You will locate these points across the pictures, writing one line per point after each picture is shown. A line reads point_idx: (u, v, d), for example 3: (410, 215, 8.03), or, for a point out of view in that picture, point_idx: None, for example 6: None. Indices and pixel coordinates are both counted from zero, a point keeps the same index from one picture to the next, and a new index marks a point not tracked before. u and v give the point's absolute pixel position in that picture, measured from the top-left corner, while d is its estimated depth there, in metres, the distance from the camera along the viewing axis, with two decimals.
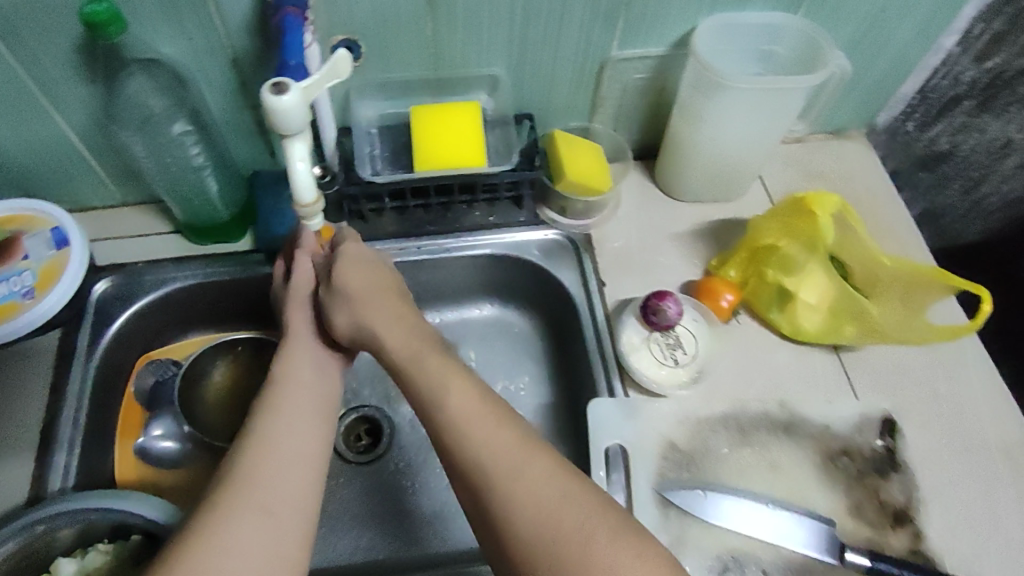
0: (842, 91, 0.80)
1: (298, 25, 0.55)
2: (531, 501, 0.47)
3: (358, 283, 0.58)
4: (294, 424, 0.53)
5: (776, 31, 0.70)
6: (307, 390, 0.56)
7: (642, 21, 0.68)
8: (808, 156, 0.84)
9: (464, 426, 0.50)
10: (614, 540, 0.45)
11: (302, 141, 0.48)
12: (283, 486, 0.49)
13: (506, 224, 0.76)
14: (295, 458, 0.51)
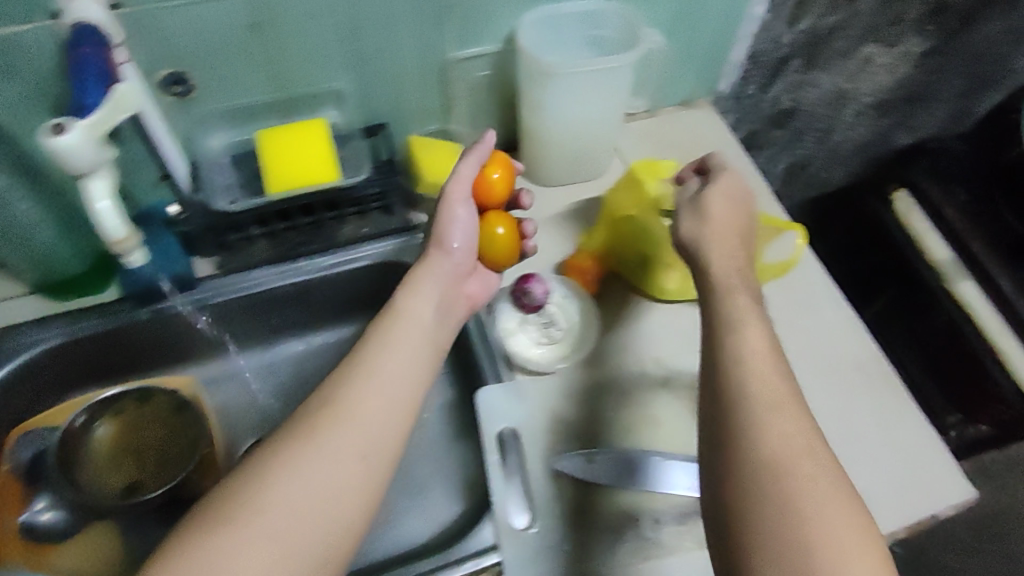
0: (679, 63, 0.85)
1: (94, 61, 0.53)
2: (774, 437, 0.43)
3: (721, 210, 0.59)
4: (396, 363, 0.53)
5: (597, 17, 0.73)
6: (420, 328, 0.57)
7: (470, 20, 0.70)
8: (659, 129, 0.89)
9: (747, 381, 0.46)
10: (809, 468, 0.42)
11: (99, 178, 0.55)
12: (354, 442, 0.48)
13: (379, 234, 0.79)
14: (379, 419, 0.49)
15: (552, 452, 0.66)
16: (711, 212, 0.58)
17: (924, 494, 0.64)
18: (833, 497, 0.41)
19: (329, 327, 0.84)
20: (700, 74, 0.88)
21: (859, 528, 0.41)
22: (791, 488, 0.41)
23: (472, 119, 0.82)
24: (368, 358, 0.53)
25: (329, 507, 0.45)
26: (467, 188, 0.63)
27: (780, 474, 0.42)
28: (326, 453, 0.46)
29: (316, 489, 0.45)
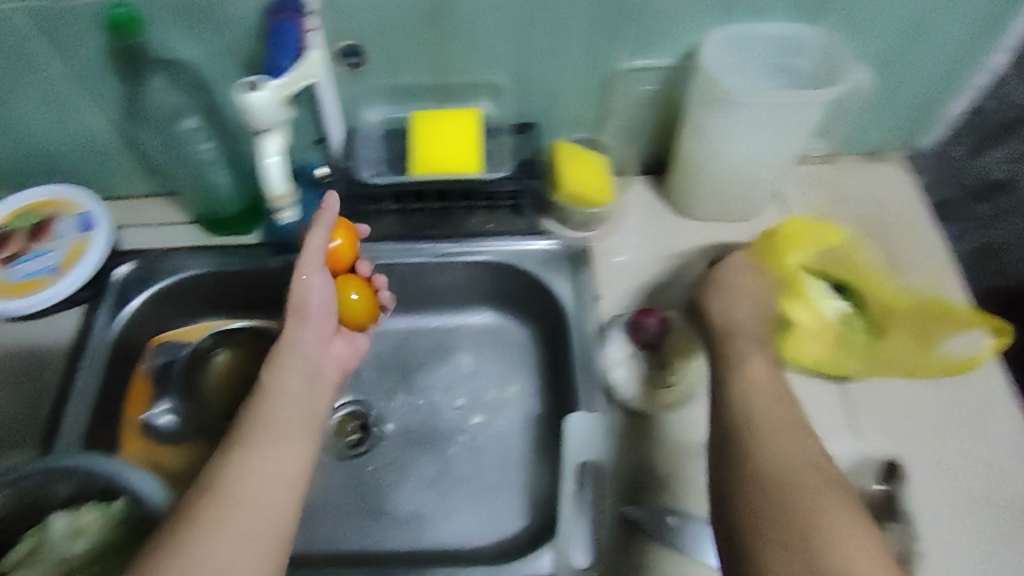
0: (877, 110, 0.75)
1: (295, 25, 0.58)
2: (765, 431, 0.49)
3: None
4: (280, 441, 0.52)
5: (795, 44, 0.68)
6: (285, 404, 0.55)
7: (649, 29, 0.67)
8: (836, 177, 0.78)
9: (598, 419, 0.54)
10: (782, 441, 0.49)
11: (276, 137, 0.53)
12: (283, 450, 0.52)
13: (505, 232, 0.76)
14: (274, 499, 0.48)
15: (630, 502, 0.61)
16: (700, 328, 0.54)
17: None
18: (803, 464, 0.47)
19: (435, 313, 0.81)
20: (898, 126, 0.77)
21: (838, 500, 0.45)
22: (771, 463, 0.47)
23: (626, 134, 0.76)
24: (275, 388, 0.56)
25: (274, 505, 0.48)
26: (316, 239, 0.63)
27: (757, 451, 0.48)
28: (264, 469, 0.50)
29: (264, 496, 0.48)
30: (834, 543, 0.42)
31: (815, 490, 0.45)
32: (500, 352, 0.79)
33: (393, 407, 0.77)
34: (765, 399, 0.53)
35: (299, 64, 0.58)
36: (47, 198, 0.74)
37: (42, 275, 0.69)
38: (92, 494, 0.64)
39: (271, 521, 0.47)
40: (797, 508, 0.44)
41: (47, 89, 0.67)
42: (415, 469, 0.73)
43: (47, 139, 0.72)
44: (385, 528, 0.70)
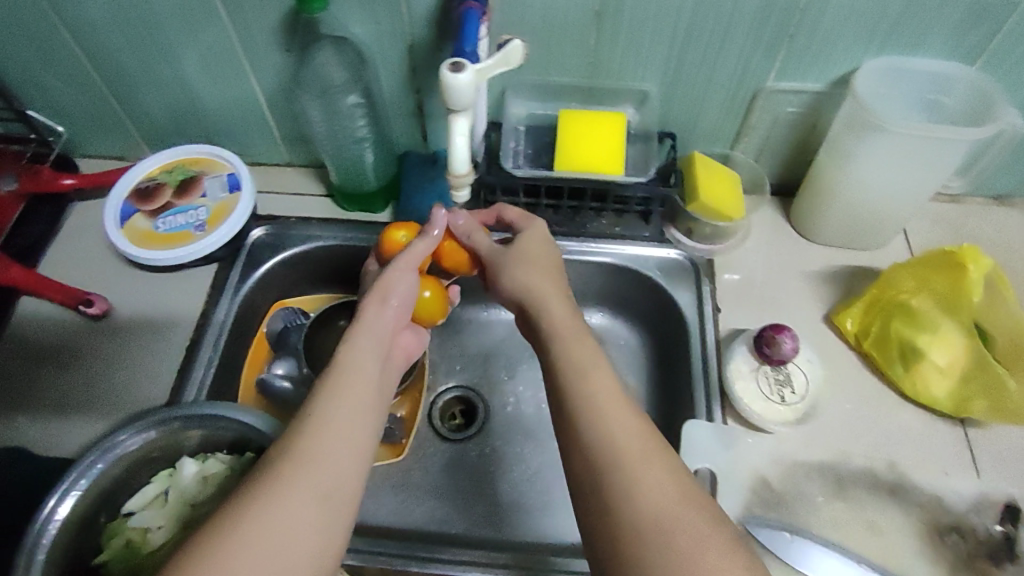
0: (1012, 156, 0.74)
1: (477, 16, 0.60)
2: (575, 376, 0.51)
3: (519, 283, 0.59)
4: (353, 410, 0.50)
5: (947, 81, 0.67)
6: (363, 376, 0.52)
7: (805, 54, 0.67)
8: (962, 218, 0.79)
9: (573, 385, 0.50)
10: (615, 408, 0.48)
11: (465, 118, 0.57)
12: (357, 416, 0.49)
13: (631, 237, 0.77)
14: (341, 468, 0.46)
15: (745, 513, 0.62)
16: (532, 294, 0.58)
17: None
18: (611, 401, 0.49)
19: None
20: None
21: (652, 450, 0.46)
22: (598, 423, 0.47)
23: (760, 152, 0.78)
24: (352, 352, 0.53)
25: (345, 469, 0.47)
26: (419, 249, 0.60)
27: (598, 430, 0.47)
28: (335, 435, 0.47)
29: (335, 463, 0.46)
30: (643, 485, 0.44)
31: (641, 456, 0.45)
32: (608, 355, 0.81)
33: (500, 395, 0.79)
34: (589, 356, 0.52)
35: (501, 52, 0.58)
36: (196, 157, 0.79)
37: (189, 230, 0.75)
38: (222, 444, 0.65)
39: (342, 482, 0.46)
40: (610, 477, 0.44)
41: (220, 49, 0.72)
42: (519, 460, 0.74)
43: (209, 95, 0.77)
44: (489, 513, 0.71)
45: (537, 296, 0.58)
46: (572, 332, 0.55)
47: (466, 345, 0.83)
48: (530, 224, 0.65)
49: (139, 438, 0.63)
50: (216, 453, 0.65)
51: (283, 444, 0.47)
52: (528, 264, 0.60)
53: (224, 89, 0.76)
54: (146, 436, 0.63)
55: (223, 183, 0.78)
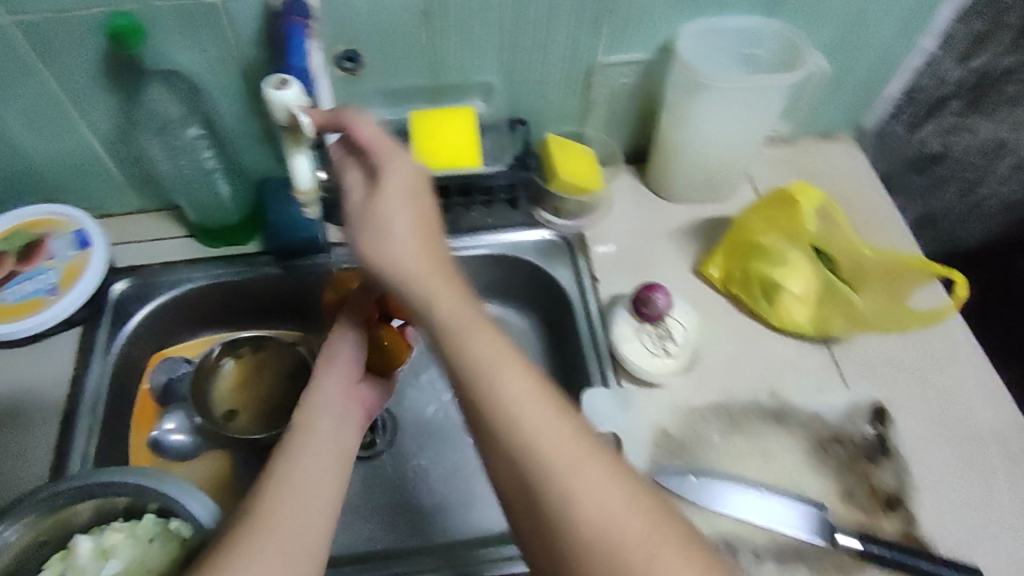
0: (825, 93, 0.82)
1: (303, 32, 0.60)
2: (490, 378, 0.45)
3: (409, 254, 0.48)
4: (309, 467, 0.49)
5: (758, 35, 0.72)
6: (322, 439, 0.52)
7: (627, 26, 0.71)
8: (796, 157, 0.87)
9: (493, 371, 0.45)
10: (542, 415, 0.44)
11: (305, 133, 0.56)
12: (320, 471, 0.49)
13: (504, 225, 0.81)
14: (304, 525, 0.45)
15: (653, 466, 0.65)
16: (392, 232, 0.49)
17: None
18: (536, 411, 0.44)
19: None
20: (845, 108, 0.85)
21: (581, 448, 0.43)
22: (520, 418, 0.44)
23: (608, 125, 0.83)
24: (311, 417, 0.54)
25: (309, 521, 0.45)
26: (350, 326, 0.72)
27: (534, 433, 0.43)
28: (297, 493, 0.46)
29: (295, 519, 0.45)
30: (580, 495, 0.42)
31: (587, 460, 0.43)
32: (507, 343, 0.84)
33: (407, 406, 0.79)
34: (493, 348, 0.46)
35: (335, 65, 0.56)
36: (36, 219, 0.74)
37: (41, 296, 0.70)
38: (117, 513, 0.62)
39: (307, 542, 0.44)
40: (550, 498, 0.42)
41: (43, 100, 0.67)
42: (434, 463, 0.75)
43: (38, 151, 0.72)
44: (411, 523, 0.70)
45: (415, 273, 0.48)
46: (473, 319, 0.47)
47: None
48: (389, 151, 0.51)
49: (17, 527, 0.58)
50: (112, 522, 0.62)
51: (245, 507, 0.46)
52: (409, 213, 0.50)
53: (53, 142, 0.72)
54: (30, 518, 0.58)
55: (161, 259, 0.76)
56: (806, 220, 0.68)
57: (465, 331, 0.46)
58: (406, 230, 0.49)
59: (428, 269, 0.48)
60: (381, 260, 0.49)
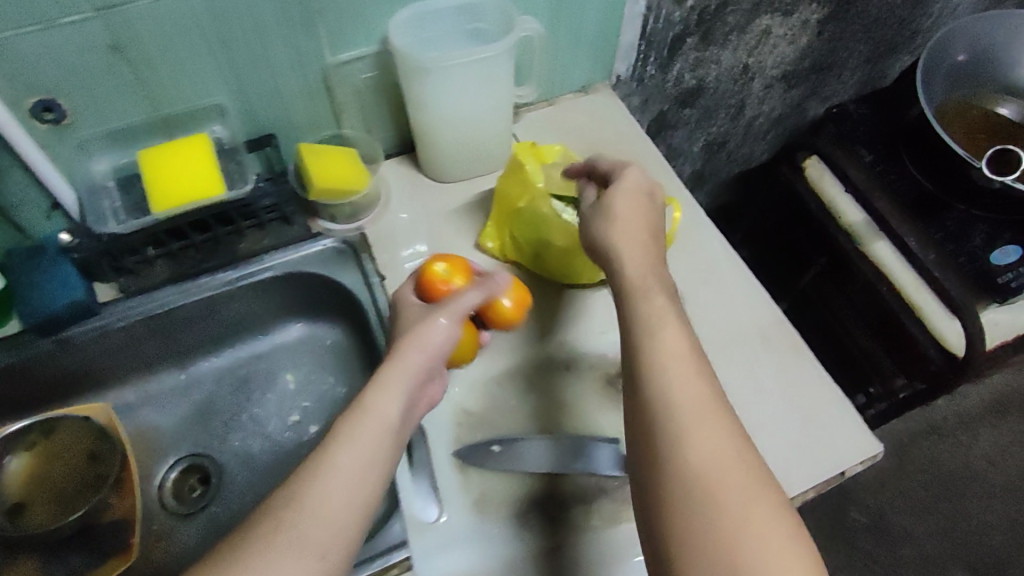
0: (568, 53, 0.85)
1: None
2: (660, 350, 0.52)
3: (630, 266, 0.59)
4: (372, 438, 0.52)
5: (474, 9, 0.74)
6: (394, 404, 0.54)
7: (342, 23, 0.70)
8: (561, 117, 0.89)
9: (665, 386, 0.50)
10: (706, 426, 0.48)
11: None
12: (381, 444, 0.52)
13: (282, 245, 0.79)
14: (350, 489, 0.49)
15: (458, 445, 0.66)
16: (617, 214, 0.62)
17: (828, 453, 0.68)
18: (690, 398, 0.50)
19: (244, 343, 0.84)
20: (595, 60, 0.89)
21: (714, 423, 0.49)
22: (675, 409, 0.49)
23: (365, 123, 0.82)
24: (384, 376, 0.55)
25: (353, 495, 0.49)
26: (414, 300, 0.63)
27: (684, 439, 0.48)
28: (351, 460, 0.50)
29: (343, 488, 0.49)
30: (721, 507, 0.45)
31: (727, 469, 0.47)
32: (319, 359, 0.83)
33: (229, 450, 0.79)
34: (673, 364, 0.51)
35: None
36: None
37: None
38: None
39: (350, 511, 0.49)
40: (690, 498, 0.46)
41: None
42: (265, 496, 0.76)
43: None
44: None
45: (636, 289, 0.57)
46: (666, 318, 0.55)
47: (178, 412, 0.81)
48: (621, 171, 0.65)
49: None
50: None
51: (304, 467, 0.50)
52: (637, 246, 0.60)
53: None
54: None
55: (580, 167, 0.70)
56: (531, 174, 0.73)
57: (640, 299, 0.56)
58: (626, 216, 0.61)
59: (634, 255, 0.59)
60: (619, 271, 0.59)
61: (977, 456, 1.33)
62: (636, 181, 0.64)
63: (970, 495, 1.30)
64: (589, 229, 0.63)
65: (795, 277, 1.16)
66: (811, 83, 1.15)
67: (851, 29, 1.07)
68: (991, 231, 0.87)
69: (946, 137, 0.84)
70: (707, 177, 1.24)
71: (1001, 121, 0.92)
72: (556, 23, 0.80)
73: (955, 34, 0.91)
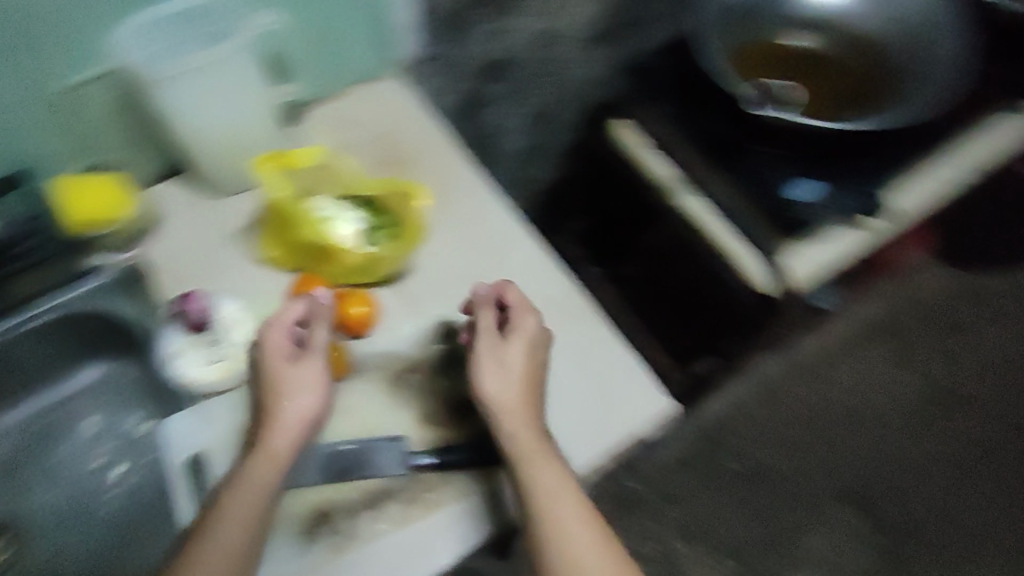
0: (337, 44, 0.82)
1: None
2: (552, 508, 0.58)
3: (505, 397, 0.61)
4: (238, 509, 0.55)
5: (208, 11, 0.71)
6: (260, 480, 0.56)
7: (64, 45, 0.65)
8: (344, 111, 0.86)
9: (553, 506, 0.58)
10: (586, 533, 0.58)
11: None
12: (248, 510, 0.56)
13: (52, 284, 0.73)
14: (229, 559, 0.54)
15: None
16: (509, 366, 0.62)
17: (625, 418, 0.68)
18: (591, 548, 0.57)
19: (33, 393, 0.79)
20: (370, 46, 0.84)
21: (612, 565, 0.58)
22: (565, 527, 0.57)
23: (127, 145, 0.78)
24: (249, 459, 0.57)
25: (228, 563, 0.54)
26: (324, 334, 0.61)
27: (571, 552, 0.57)
28: (227, 538, 0.54)
29: (224, 556, 0.54)
30: None
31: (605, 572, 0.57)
32: (116, 398, 0.80)
33: (26, 506, 0.75)
34: (558, 480, 0.59)
35: None
36: None
37: None
38: None
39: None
40: None
41: None
42: (69, 549, 0.72)
43: None
44: None
45: (509, 417, 0.61)
46: (547, 454, 0.60)
47: None
48: (517, 316, 0.65)
49: None
50: None
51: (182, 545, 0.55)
52: (508, 377, 0.62)
53: None
54: None
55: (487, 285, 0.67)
56: (281, 185, 0.75)
57: (514, 433, 0.60)
58: (517, 369, 0.62)
59: (527, 413, 0.61)
60: (488, 398, 0.61)
61: (841, 381, 1.39)
62: (529, 333, 0.64)
63: (834, 420, 1.37)
64: (473, 377, 0.62)
65: (637, 240, 1.15)
66: (634, 38, 1.12)
67: None
68: (793, 170, 0.88)
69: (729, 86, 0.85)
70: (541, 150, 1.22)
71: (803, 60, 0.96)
72: (310, 19, 0.77)
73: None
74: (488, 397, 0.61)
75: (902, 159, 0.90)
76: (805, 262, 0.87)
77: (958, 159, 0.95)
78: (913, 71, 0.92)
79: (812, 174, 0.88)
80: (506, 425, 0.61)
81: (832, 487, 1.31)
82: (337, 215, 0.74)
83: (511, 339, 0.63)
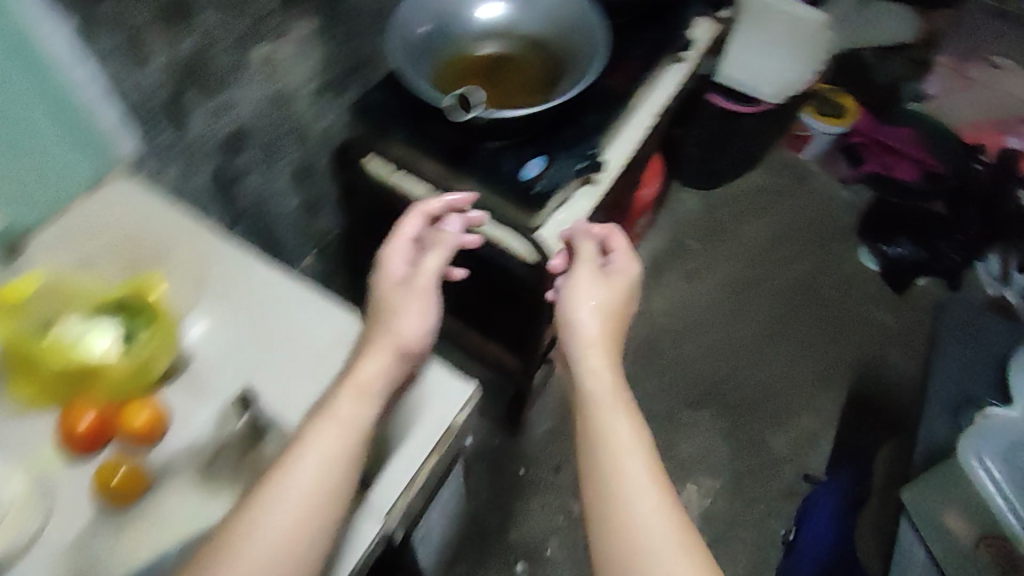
0: (31, 158, 0.75)
1: None
2: (612, 460, 0.62)
3: (603, 320, 0.75)
4: (333, 436, 0.56)
5: None
6: (371, 392, 0.60)
7: None
8: (66, 223, 0.79)
9: (616, 450, 0.62)
10: (646, 497, 0.59)
11: None
12: (349, 432, 0.57)
13: None
14: (333, 481, 0.54)
15: None
16: (588, 299, 0.76)
17: (431, 413, 0.67)
18: (654, 509, 0.59)
19: None
20: (75, 147, 0.79)
21: (683, 541, 0.57)
22: (622, 479, 0.60)
23: None
24: (357, 373, 0.61)
25: (324, 492, 0.54)
26: (445, 251, 0.73)
27: (629, 505, 0.59)
28: (324, 454, 0.55)
29: (331, 476, 0.54)
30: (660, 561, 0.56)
31: (675, 542, 0.57)
32: None
33: None
34: (607, 430, 0.64)
35: None
36: None
37: None
38: None
39: (332, 502, 0.54)
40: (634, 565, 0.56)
41: None
42: None
43: None
44: None
45: (590, 340, 0.73)
46: (612, 404, 0.67)
47: None
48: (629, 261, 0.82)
49: None
50: None
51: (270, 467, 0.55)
52: (609, 295, 0.77)
53: None
54: None
55: (595, 226, 0.87)
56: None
57: (589, 372, 0.70)
58: (612, 293, 0.78)
59: (611, 358, 0.72)
60: (578, 318, 0.75)
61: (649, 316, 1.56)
62: (630, 272, 0.81)
63: (663, 345, 1.54)
64: (565, 300, 0.77)
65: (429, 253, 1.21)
66: (359, 80, 1.16)
67: (360, 23, 1.09)
68: (514, 151, 0.93)
69: (423, 94, 0.84)
70: (315, 206, 1.21)
71: (488, 61, 0.95)
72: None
73: (409, 13, 0.90)
74: (579, 303, 0.76)
75: (595, 121, 0.96)
76: (555, 228, 0.93)
77: (646, 108, 1.05)
78: (580, 49, 0.93)
79: (530, 152, 0.92)
80: (586, 352, 0.72)
81: (683, 396, 1.45)
82: (89, 330, 0.70)
83: (625, 261, 0.82)
